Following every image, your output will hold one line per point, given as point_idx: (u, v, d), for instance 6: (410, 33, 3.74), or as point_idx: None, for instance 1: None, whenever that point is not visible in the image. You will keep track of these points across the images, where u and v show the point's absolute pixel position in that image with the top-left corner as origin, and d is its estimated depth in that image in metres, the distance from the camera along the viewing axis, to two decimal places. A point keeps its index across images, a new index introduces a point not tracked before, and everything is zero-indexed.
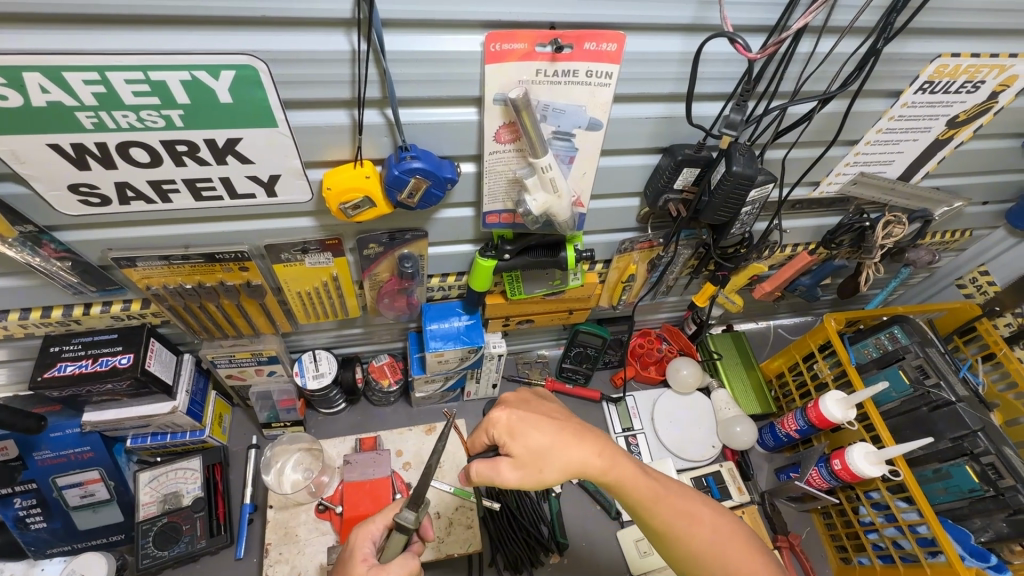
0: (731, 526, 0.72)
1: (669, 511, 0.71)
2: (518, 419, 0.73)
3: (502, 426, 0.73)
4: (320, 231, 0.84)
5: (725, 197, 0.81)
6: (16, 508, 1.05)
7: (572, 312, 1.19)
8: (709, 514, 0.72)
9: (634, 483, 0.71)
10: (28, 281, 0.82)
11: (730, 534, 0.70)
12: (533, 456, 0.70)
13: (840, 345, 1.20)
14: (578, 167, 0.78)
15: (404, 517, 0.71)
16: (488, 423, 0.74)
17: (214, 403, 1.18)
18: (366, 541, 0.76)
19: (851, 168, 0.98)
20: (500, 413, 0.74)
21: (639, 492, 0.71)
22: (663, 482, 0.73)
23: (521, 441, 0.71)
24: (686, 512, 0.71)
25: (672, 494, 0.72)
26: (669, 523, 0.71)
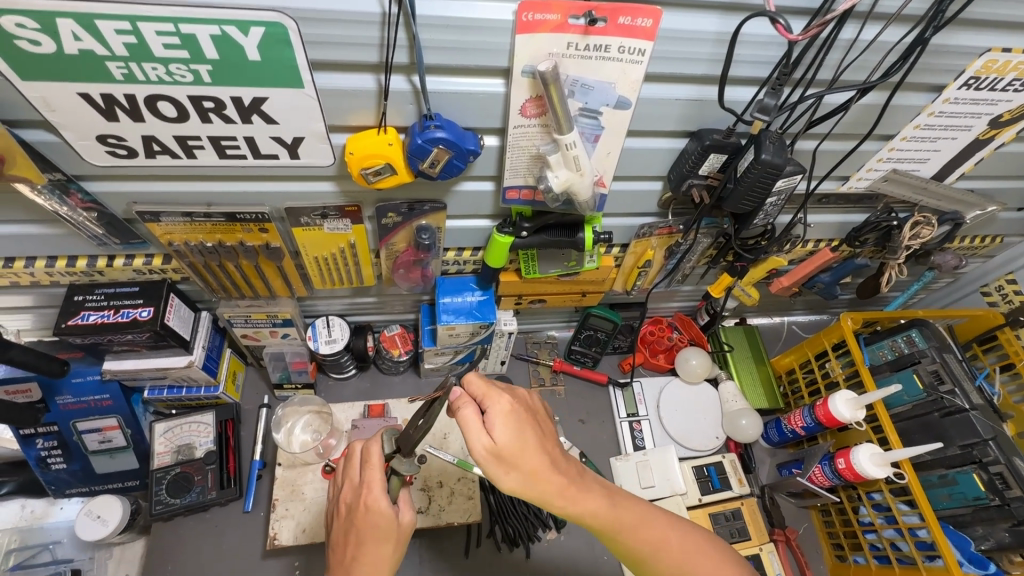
0: (692, 551, 0.78)
1: (633, 539, 0.76)
2: (512, 411, 0.71)
3: (495, 410, 0.70)
4: (340, 197, 0.85)
5: (750, 186, 0.79)
6: (38, 448, 1.10)
7: (584, 294, 1.19)
8: (670, 537, 0.78)
9: (599, 515, 0.75)
10: (54, 230, 0.84)
11: (689, 556, 0.77)
12: (510, 451, 0.69)
13: (854, 345, 1.18)
14: (602, 147, 0.76)
15: (408, 467, 0.73)
16: (483, 395, 0.72)
17: (228, 361, 1.20)
18: (378, 500, 0.72)
19: (883, 164, 0.95)
20: (504, 400, 0.71)
21: (610, 522, 0.75)
22: (629, 514, 0.77)
23: (505, 433, 0.69)
24: (649, 541, 0.77)
25: (637, 524, 0.77)
26: (633, 548, 0.77)
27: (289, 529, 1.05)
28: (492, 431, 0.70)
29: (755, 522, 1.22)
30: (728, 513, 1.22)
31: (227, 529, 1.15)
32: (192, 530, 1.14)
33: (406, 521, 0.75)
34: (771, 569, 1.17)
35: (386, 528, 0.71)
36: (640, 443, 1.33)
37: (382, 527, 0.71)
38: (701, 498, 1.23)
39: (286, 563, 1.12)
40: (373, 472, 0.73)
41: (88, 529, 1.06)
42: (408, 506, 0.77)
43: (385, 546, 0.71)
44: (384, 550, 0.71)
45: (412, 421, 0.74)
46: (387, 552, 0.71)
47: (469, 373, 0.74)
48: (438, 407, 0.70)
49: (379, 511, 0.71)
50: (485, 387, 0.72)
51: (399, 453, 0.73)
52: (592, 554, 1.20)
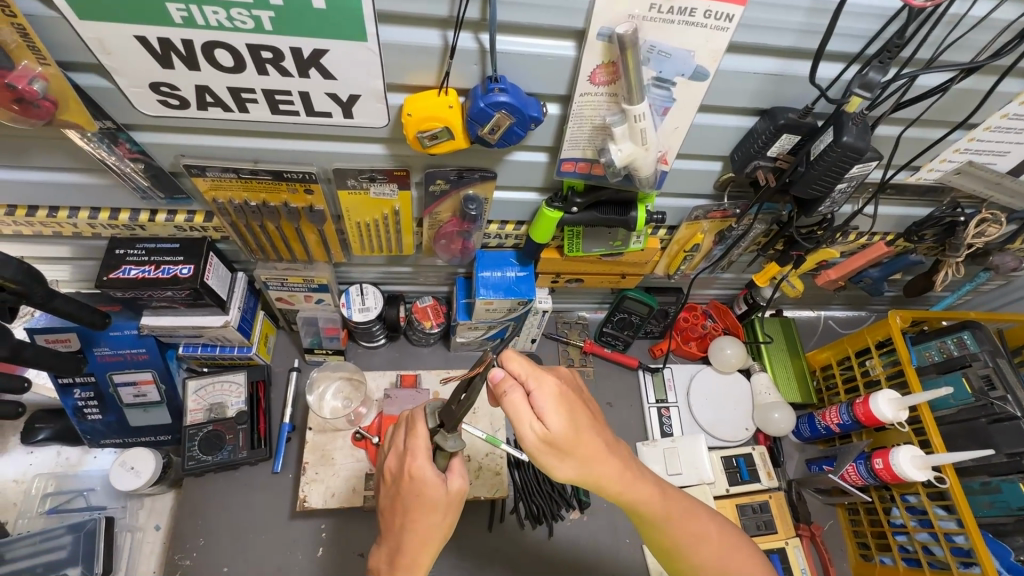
0: (729, 543, 0.80)
1: (679, 529, 0.77)
2: (560, 394, 0.69)
3: (543, 392, 0.68)
4: (389, 160, 0.82)
5: (826, 169, 0.75)
6: (75, 398, 1.11)
7: (624, 276, 1.16)
8: (711, 532, 0.79)
9: (648, 503, 0.75)
10: (99, 180, 0.82)
11: (727, 551, 0.79)
12: (565, 438, 0.67)
13: (902, 345, 1.13)
14: (671, 120, 0.72)
15: (452, 445, 0.70)
16: (528, 376, 0.69)
17: (261, 323, 1.20)
18: (421, 468, 0.71)
19: (959, 156, 0.89)
20: (552, 380, 0.69)
21: (658, 511, 0.76)
22: (677, 505, 0.78)
23: (559, 417, 0.67)
24: (691, 534, 0.78)
25: (683, 515, 0.78)
26: (676, 539, 0.78)
27: (318, 493, 1.06)
28: (544, 416, 0.67)
29: (782, 517, 1.20)
30: (755, 505, 1.21)
31: (256, 488, 1.16)
32: (222, 487, 1.16)
33: (457, 489, 0.74)
34: (797, 564, 1.16)
35: (431, 499, 0.72)
36: (668, 429, 1.32)
37: (426, 495, 0.71)
38: (728, 489, 1.22)
39: (313, 525, 1.14)
40: (417, 441, 0.73)
41: (123, 480, 1.08)
42: (459, 474, 0.75)
43: (432, 516, 0.72)
44: (433, 521, 0.73)
45: (456, 395, 0.70)
46: (436, 522, 0.73)
47: (510, 352, 0.69)
48: (479, 383, 0.63)
49: (422, 480, 0.71)
50: (530, 369, 0.69)
51: (444, 432, 0.71)
52: (615, 536, 1.20)
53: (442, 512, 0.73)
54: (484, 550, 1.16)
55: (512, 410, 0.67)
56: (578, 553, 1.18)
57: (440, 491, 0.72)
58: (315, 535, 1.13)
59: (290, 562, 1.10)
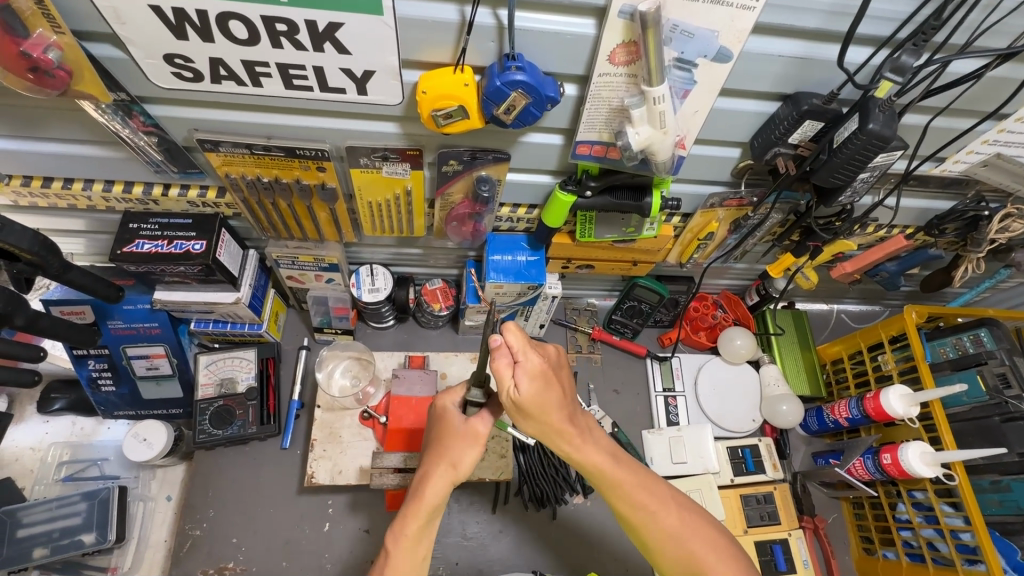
0: (689, 526, 0.79)
1: (633, 499, 0.78)
2: (541, 371, 0.66)
3: (525, 366, 0.66)
4: (402, 139, 0.81)
5: (848, 158, 0.74)
6: (90, 369, 1.13)
7: (636, 263, 1.15)
8: (669, 510, 0.79)
9: (602, 471, 0.76)
10: (113, 153, 0.82)
11: (683, 527, 0.78)
12: (534, 406, 0.67)
13: (916, 340, 1.12)
14: (690, 104, 0.70)
15: (473, 394, 0.74)
16: (516, 350, 0.66)
17: (272, 301, 1.21)
18: (447, 404, 0.79)
19: (986, 148, 0.86)
20: (536, 357, 0.66)
21: (610, 479, 0.76)
22: (631, 475, 0.78)
23: (530, 391, 0.66)
24: (645, 507, 0.78)
25: (638, 486, 0.78)
26: (628, 508, 0.78)
27: (326, 469, 1.07)
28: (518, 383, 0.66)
29: (786, 508, 1.20)
30: (759, 496, 1.21)
31: (266, 462, 1.18)
32: (232, 461, 1.18)
33: (480, 429, 0.74)
34: (799, 556, 1.17)
35: (449, 427, 0.76)
36: (674, 418, 1.32)
37: (443, 425, 0.77)
38: (733, 479, 1.22)
39: (320, 501, 1.16)
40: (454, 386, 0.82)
41: (136, 451, 1.10)
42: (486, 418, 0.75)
43: (450, 445, 0.75)
44: (447, 452, 0.75)
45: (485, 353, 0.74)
46: (455, 451, 0.75)
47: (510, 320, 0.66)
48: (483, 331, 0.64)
49: (444, 410, 0.78)
50: (521, 343, 0.66)
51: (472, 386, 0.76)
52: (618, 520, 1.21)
53: (463, 446, 0.75)
54: (488, 532, 1.17)
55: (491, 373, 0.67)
56: (580, 536, 1.19)
57: (461, 419, 0.76)
58: (323, 511, 1.15)
59: (298, 536, 1.12)
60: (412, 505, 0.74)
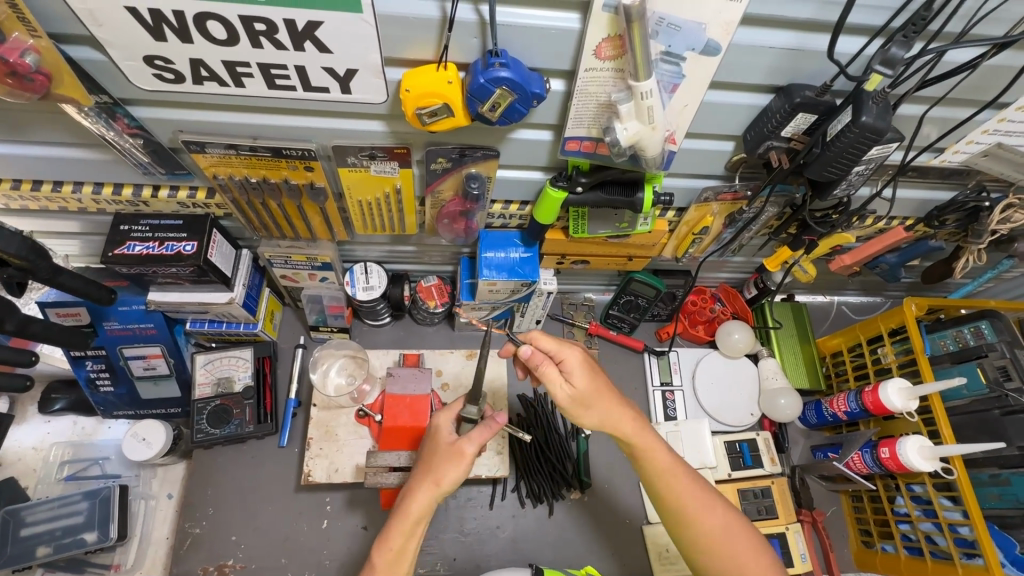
0: (733, 529, 0.83)
1: (682, 494, 0.84)
2: (583, 362, 0.83)
3: (570, 361, 0.82)
4: (389, 137, 0.80)
5: (841, 152, 0.72)
6: (87, 369, 1.14)
7: (631, 258, 1.14)
8: (714, 509, 0.84)
9: (655, 463, 0.85)
10: (99, 155, 0.82)
11: (726, 527, 0.82)
12: (588, 395, 0.82)
13: (916, 333, 1.10)
14: (679, 98, 0.69)
15: (467, 409, 0.82)
16: (556, 350, 0.82)
17: (267, 300, 1.20)
18: (442, 421, 0.83)
19: (986, 138, 0.84)
20: (573, 352, 0.82)
21: (660, 470, 0.85)
22: (681, 472, 0.86)
23: (581, 381, 0.81)
24: (692, 506, 0.83)
25: (687, 484, 0.85)
26: (677, 509, 0.84)
27: (323, 468, 1.08)
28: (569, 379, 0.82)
29: (783, 502, 1.20)
30: (757, 490, 1.21)
31: (264, 461, 1.19)
32: (230, 459, 1.19)
33: (465, 449, 0.78)
34: (796, 549, 1.16)
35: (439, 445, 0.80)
36: (672, 413, 1.31)
37: (435, 442, 0.81)
38: (731, 473, 1.22)
39: (318, 498, 1.16)
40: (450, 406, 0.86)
41: (135, 450, 1.11)
42: (473, 438, 0.78)
43: (436, 462, 0.78)
44: (436, 473, 0.77)
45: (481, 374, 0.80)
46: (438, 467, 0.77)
47: (540, 333, 0.83)
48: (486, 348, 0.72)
49: (438, 428, 0.82)
50: (556, 343, 0.82)
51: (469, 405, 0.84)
52: (616, 514, 1.21)
53: (450, 462, 0.78)
54: (485, 528, 1.17)
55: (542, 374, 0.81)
56: (578, 531, 1.19)
57: (449, 438, 0.80)
58: (320, 508, 1.16)
59: (297, 533, 1.13)
60: (399, 519, 0.76)
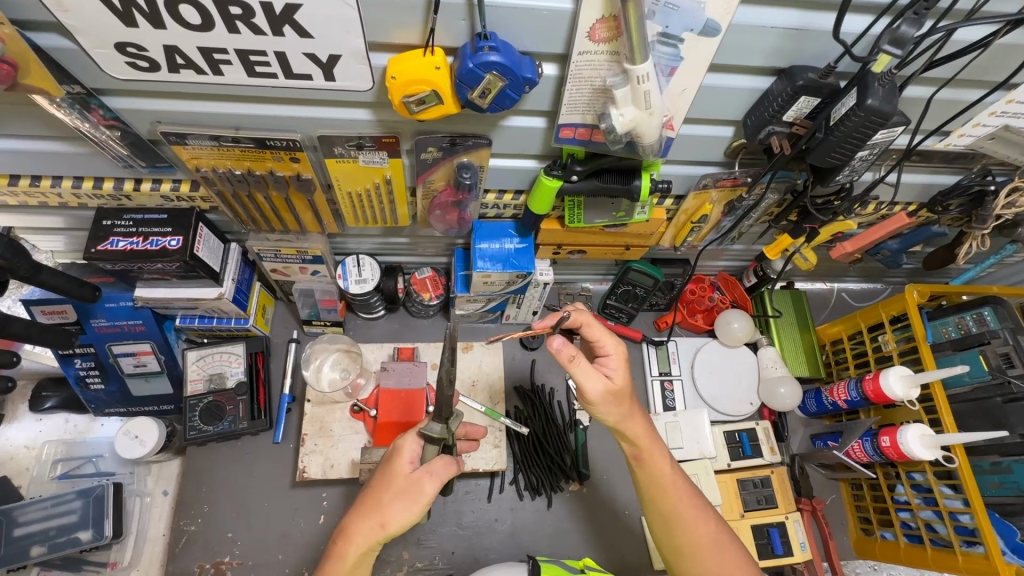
0: (722, 545, 0.83)
1: (680, 503, 0.83)
2: (623, 356, 0.82)
3: (613, 356, 0.81)
4: (376, 126, 0.77)
5: (846, 136, 0.70)
6: (76, 368, 1.11)
7: (628, 248, 1.12)
8: (707, 523, 0.84)
9: (658, 474, 0.84)
10: (75, 148, 0.79)
11: (716, 542, 0.83)
12: (618, 392, 0.80)
13: (918, 320, 1.08)
14: (677, 81, 0.66)
15: (431, 429, 0.74)
16: (596, 341, 0.81)
17: (258, 294, 1.18)
18: (406, 442, 0.76)
19: (993, 120, 0.81)
20: (613, 345, 0.81)
21: (662, 478, 0.84)
22: (684, 483, 0.85)
23: (620, 376, 0.81)
24: (687, 518, 0.83)
25: (688, 498, 0.84)
26: (671, 518, 0.83)
27: (318, 464, 1.06)
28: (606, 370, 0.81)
29: (783, 490, 1.20)
30: (756, 480, 1.20)
31: (259, 458, 1.18)
32: (224, 456, 1.17)
33: (424, 488, 0.72)
34: (795, 538, 1.15)
35: (394, 472, 0.74)
36: (670, 403, 1.30)
37: (392, 468, 0.74)
38: (729, 463, 1.22)
39: (315, 494, 1.15)
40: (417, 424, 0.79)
41: (128, 448, 1.09)
42: (433, 475, 0.72)
43: (388, 498, 0.73)
44: (384, 506, 0.72)
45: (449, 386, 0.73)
46: (389, 506, 0.72)
47: (583, 320, 0.80)
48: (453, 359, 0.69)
49: (398, 451, 0.75)
50: (600, 332, 0.81)
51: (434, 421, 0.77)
52: (615, 505, 1.21)
53: (400, 499, 0.72)
54: (484, 521, 1.16)
55: (582, 371, 0.77)
56: (577, 523, 1.18)
57: (406, 470, 0.73)
58: (317, 504, 1.15)
59: (294, 529, 1.13)
60: (342, 543, 0.74)
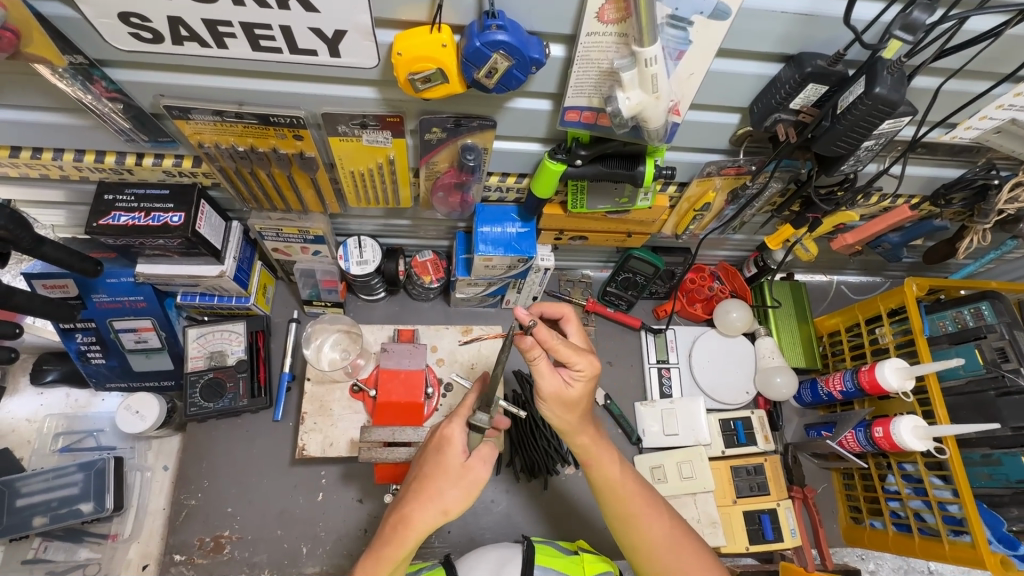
0: (679, 542, 0.86)
1: (631, 504, 0.85)
2: (595, 373, 0.76)
3: (582, 372, 0.75)
4: (381, 105, 0.76)
5: (852, 124, 0.70)
6: (78, 342, 1.12)
7: (630, 235, 1.12)
8: (660, 521, 0.86)
9: (608, 477, 0.85)
10: (78, 121, 0.79)
11: (675, 541, 0.86)
12: (572, 399, 0.77)
13: (916, 313, 1.09)
14: (685, 65, 0.66)
15: (478, 419, 0.75)
16: (569, 359, 0.74)
17: (259, 273, 1.18)
18: (453, 432, 0.78)
19: (1002, 113, 0.81)
20: (587, 363, 0.74)
21: (610, 481, 0.85)
22: (632, 485, 0.86)
23: (579, 389, 0.76)
24: (640, 517, 0.86)
25: (638, 499, 0.86)
26: (623, 518, 0.86)
27: (317, 442, 1.07)
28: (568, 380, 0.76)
29: (775, 478, 1.21)
30: (750, 468, 1.22)
31: (258, 435, 1.19)
32: (224, 432, 1.18)
33: (477, 474, 0.77)
34: (786, 525, 1.17)
35: (447, 464, 0.77)
36: (667, 390, 1.31)
37: (444, 458, 0.77)
38: (724, 451, 1.23)
39: (313, 471, 1.17)
40: (457, 410, 0.81)
41: (129, 423, 1.10)
42: (482, 460, 0.78)
43: (444, 485, 0.76)
44: (440, 489, 0.76)
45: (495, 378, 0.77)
46: (448, 494, 0.76)
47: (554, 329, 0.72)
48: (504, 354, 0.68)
49: (446, 441, 0.77)
50: (573, 350, 0.73)
51: (477, 410, 0.77)
52: None
53: (456, 484, 0.77)
54: (481, 502, 1.18)
55: (540, 371, 0.73)
56: (571, 506, 1.20)
57: (458, 460, 0.77)
58: (316, 481, 1.16)
59: (292, 505, 1.14)
60: (400, 531, 0.76)
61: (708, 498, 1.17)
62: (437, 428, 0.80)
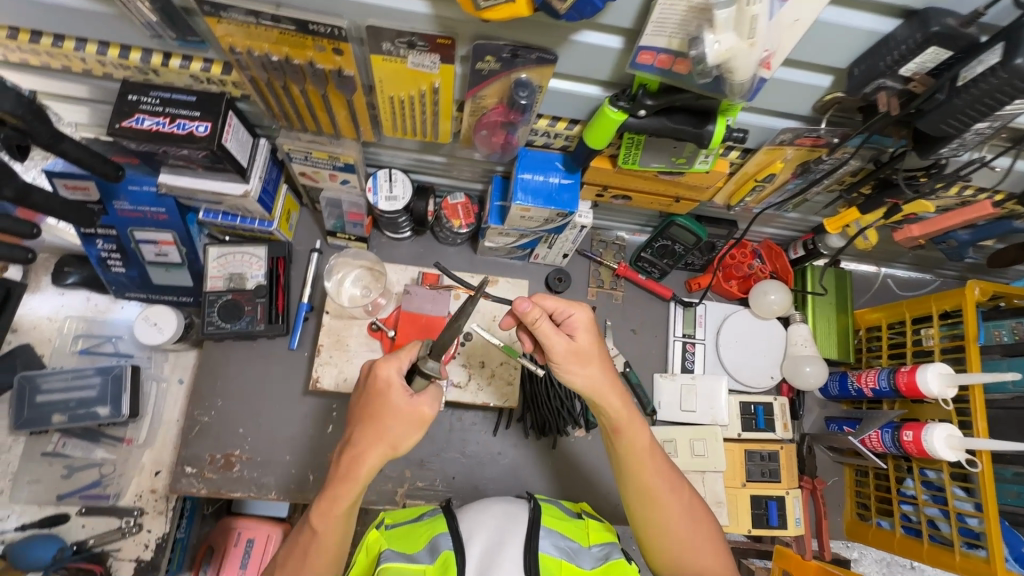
0: (696, 516, 0.85)
1: (652, 476, 0.84)
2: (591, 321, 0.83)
3: (578, 319, 0.82)
4: (432, 23, 0.68)
5: (972, 101, 0.60)
6: (98, 248, 1.10)
7: (677, 200, 1.04)
8: (679, 495, 0.85)
9: (632, 445, 0.83)
10: (101, 7, 0.72)
11: (693, 517, 0.85)
12: (581, 352, 0.81)
13: (973, 318, 1.02)
14: (792, 9, 0.57)
15: (429, 367, 0.73)
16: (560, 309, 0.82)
17: (284, 198, 1.14)
18: (391, 376, 0.76)
19: None
20: (581, 311, 0.83)
21: (636, 449, 0.83)
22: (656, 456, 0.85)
23: (585, 337, 0.82)
24: (660, 490, 0.84)
25: (660, 471, 0.84)
26: (640, 490, 0.84)
27: (332, 375, 1.06)
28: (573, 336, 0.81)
29: (789, 467, 1.19)
30: (764, 453, 1.19)
31: (273, 361, 1.18)
32: (239, 354, 1.18)
33: (424, 412, 0.76)
34: (791, 513, 1.16)
35: (389, 404, 0.75)
36: (690, 365, 1.27)
37: (387, 399, 0.75)
38: (740, 433, 1.20)
39: (326, 403, 1.17)
40: (398, 353, 0.79)
41: (147, 334, 1.10)
42: (428, 399, 0.76)
43: (390, 422, 0.75)
44: (387, 428, 0.75)
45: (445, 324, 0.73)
46: (394, 432, 0.75)
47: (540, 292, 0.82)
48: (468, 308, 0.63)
49: (385, 382, 0.75)
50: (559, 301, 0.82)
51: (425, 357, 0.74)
52: None
53: (403, 424, 0.75)
54: (488, 453, 1.18)
55: (546, 332, 0.78)
56: (577, 467, 1.19)
57: (402, 398, 0.75)
58: (327, 413, 1.16)
59: (302, 434, 1.15)
60: (343, 471, 0.76)
61: (716, 477, 1.15)
62: (374, 371, 0.77)
